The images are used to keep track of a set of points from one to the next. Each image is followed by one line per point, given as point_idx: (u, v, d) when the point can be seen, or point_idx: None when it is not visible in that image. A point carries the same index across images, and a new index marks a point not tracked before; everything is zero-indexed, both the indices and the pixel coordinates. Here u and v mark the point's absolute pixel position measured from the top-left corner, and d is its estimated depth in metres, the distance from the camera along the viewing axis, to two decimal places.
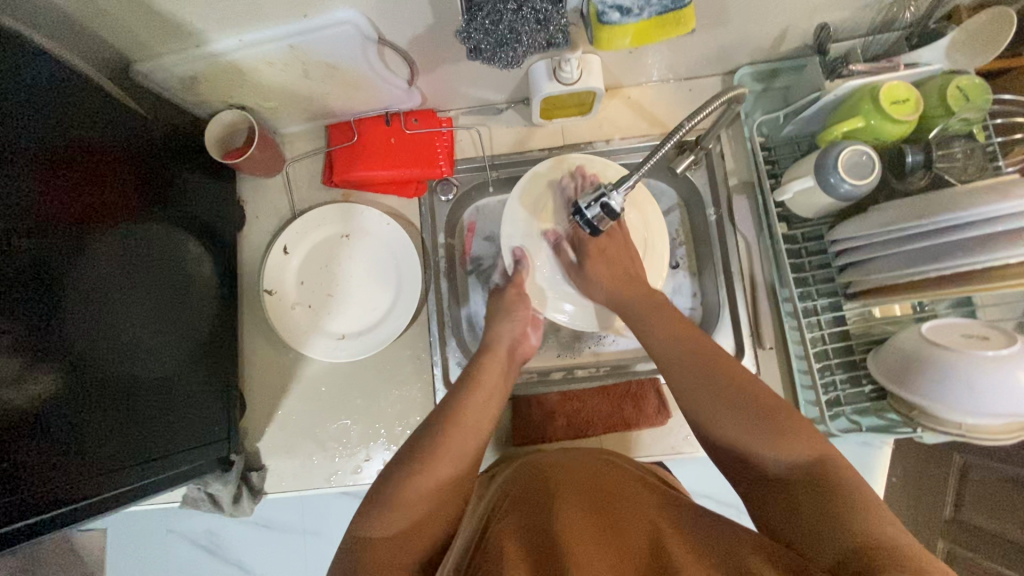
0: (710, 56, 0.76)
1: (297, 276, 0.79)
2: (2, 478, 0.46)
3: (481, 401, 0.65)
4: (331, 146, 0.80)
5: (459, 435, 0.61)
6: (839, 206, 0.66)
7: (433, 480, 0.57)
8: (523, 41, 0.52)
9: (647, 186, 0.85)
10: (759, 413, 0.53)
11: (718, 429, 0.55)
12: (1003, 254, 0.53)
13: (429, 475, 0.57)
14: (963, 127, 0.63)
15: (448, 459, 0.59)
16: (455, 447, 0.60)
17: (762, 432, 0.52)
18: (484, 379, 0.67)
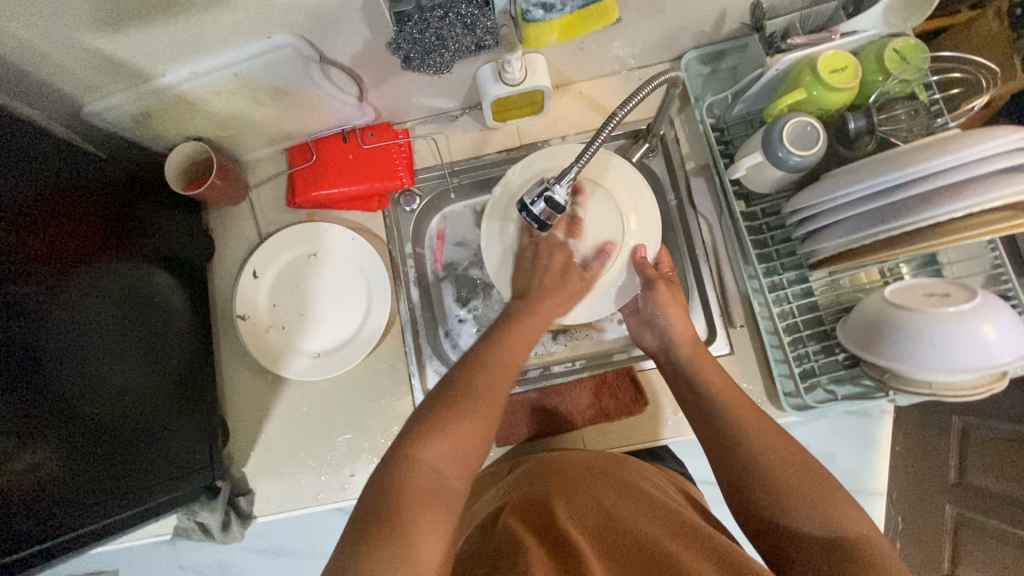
0: (654, 45, 0.77)
1: (269, 299, 0.80)
2: None
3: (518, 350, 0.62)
4: (293, 168, 0.82)
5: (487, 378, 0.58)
6: (791, 178, 0.66)
7: (475, 418, 0.54)
8: (449, 45, 0.54)
9: None
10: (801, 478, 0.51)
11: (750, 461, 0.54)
12: (950, 208, 0.54)
13: (467, 423, 0.53)
14: (903, 89, 0.64)
15: (492, 402, 0.56)
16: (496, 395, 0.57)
17: (793, 475, 0.52)
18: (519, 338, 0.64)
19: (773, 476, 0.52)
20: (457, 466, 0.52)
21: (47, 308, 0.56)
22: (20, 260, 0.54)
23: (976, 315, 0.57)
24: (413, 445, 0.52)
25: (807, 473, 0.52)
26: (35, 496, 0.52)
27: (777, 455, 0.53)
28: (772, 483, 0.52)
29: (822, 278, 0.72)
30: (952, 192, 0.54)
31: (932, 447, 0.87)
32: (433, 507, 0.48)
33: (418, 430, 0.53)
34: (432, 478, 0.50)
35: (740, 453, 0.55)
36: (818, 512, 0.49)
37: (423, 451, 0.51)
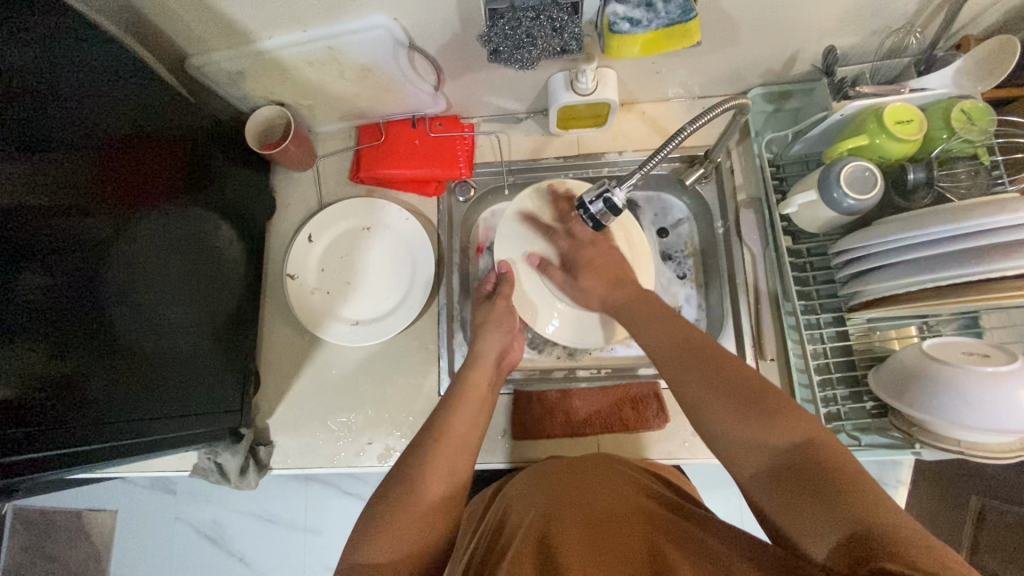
0: (722, 77, 0.79)
1: (318, 263, 0.84)
2: (20, 413, 0.49)
3: (466, 415, 0.69)
4: (361, 145, 0.86)
5: (450, 449, 0.65)
6: (842, 219, 0.67)
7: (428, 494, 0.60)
8: (534, 45, 0.58)
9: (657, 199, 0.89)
10: (744, 398, 0.51)
11: (710, 424, 0.52)
12: (996, 266, 0.55)
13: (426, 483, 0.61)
14: (968, 148, 0.65)
15: (437, 478, 0.62)
16: (454, 466, 0.64)
17: (749, 417, 0.50)
18: (466, 393, 0.71)
19: (724, 418, 0.51)
20: (419, 529, 0.58)
21: (116, 238, 0.60)
22: (96, 190, 0.58)
23: (1012, 379, 0.57)
24: (372, 524, 0.57)
25: (752, 393, 0.51)
26: (77, 409, 0.55)
27: (729, 403, 0.52)
28: (720, 430, 0.51)
29: (860, 323, 0.73)
30: (1000, 250, 0.56)
31: (953, 530, 0.92)
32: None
33: (367, 528, 0.57)
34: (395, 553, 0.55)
35: (695, 405, 0.54)
36: (762, 436, 0.48)
37: (388, 536, 0.56)
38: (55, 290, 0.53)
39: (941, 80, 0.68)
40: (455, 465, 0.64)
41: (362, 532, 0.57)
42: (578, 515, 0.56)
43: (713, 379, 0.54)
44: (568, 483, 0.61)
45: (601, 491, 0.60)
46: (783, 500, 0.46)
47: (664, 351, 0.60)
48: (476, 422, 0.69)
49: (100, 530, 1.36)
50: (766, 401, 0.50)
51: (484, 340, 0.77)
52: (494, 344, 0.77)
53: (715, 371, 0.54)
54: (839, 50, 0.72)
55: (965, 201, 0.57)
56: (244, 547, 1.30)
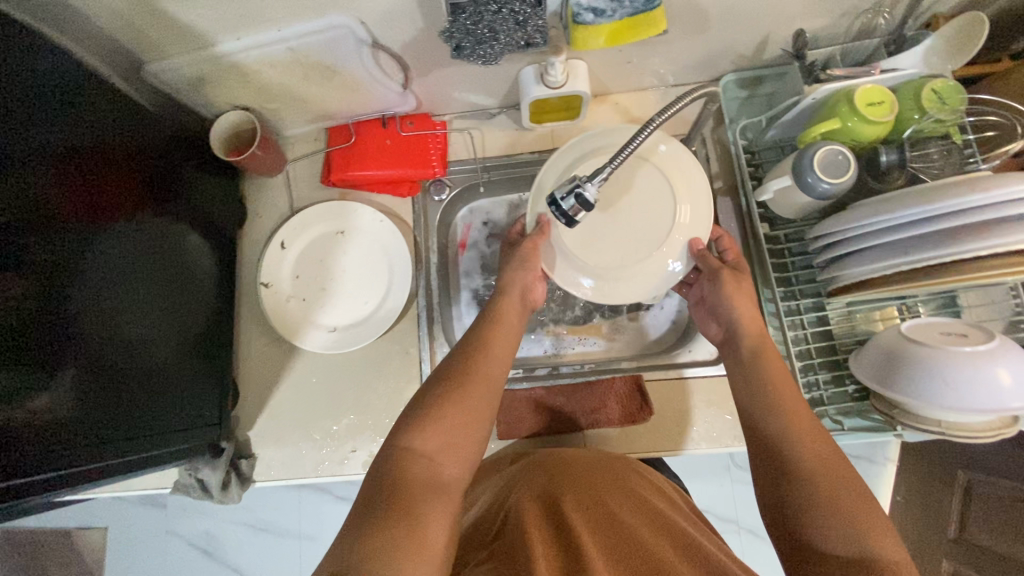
0: (695, 64, 0.78)
1: (292, 270, 0.82)
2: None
3: (505, 334, 0.63)
4: (331, 147, 0.84)
5: (492, 361, 0.60)
6: (817, 204, 0.67)
7: (466, 401, 0.55)
8: (499, 40, 0.57)
9: None
10: (832, 467, 0.50)
11: (788, 474, 0.51)
12: (971, 246, 0.55)
13: (466, 402, 0.55)
14: (938, 128, 0.65)
15: (476, 408, 0.55)
16: (493, 371, 0.59)
17: (841, 499, 0.48)
18: (504, 311, 0.66)
19: (815, 490, 0.49)
20: (457, 448, 0.53)
21: (81, 256, 0.58)
22: (57, 209, 0.56)
23: (989, 358, 0.58)
24: (402, 431, 0.53)
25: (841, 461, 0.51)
26: (52, 434, 0.54)
27: (826, 481, 0.49)
28: (801, 493, 0.49)
29: (840, 307, 0.73)
30: (974, 230, 0.56)
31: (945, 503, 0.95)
32: (434, 491, 0.50)
33: (414, 415, 0.54)
34: (429, 469, 0.51)
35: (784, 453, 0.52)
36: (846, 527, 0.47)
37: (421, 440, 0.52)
38: (22, 315, 0.51)
39: (911, 59, 0.68)
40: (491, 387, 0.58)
41: (403, 427, 0.53)
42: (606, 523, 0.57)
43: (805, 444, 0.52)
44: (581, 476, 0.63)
45: (631, 503, 0.60)
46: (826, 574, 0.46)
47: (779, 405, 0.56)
48: (513, 335, 0.64)
49: (89, 549, 1.34)
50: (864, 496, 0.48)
51: (509, 275, 0.68)
52: (518, 281, 0.68)
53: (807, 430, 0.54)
54: (809, 33, 0.72)
55: (939, 182, 0.57)
56: (239, 558, 1.29)
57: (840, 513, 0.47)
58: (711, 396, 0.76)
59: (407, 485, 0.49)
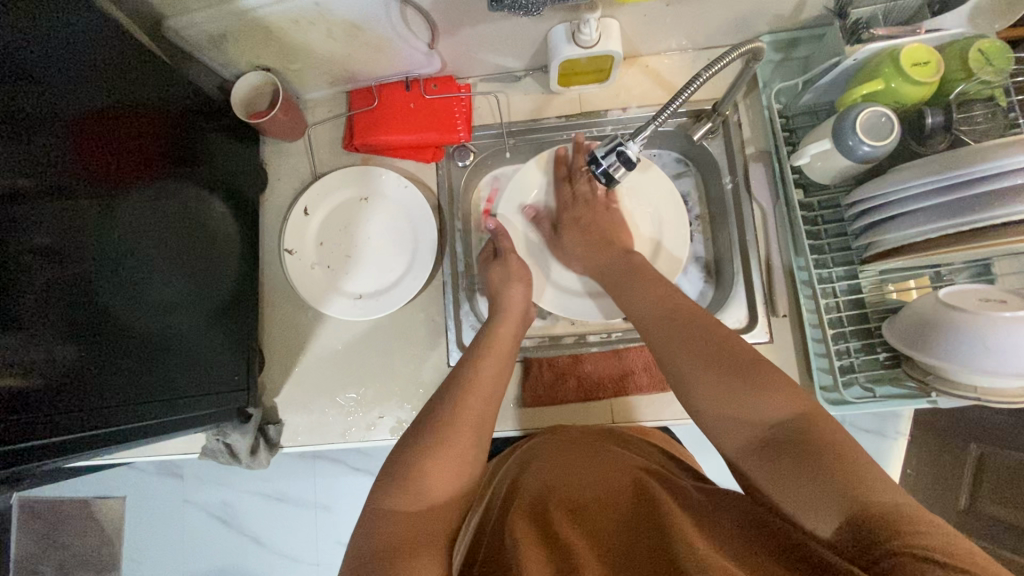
0: (730, 24, 0.76)
1: (317, 236, 0.81)
2: (18, 398, 0.47)
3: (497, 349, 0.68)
4: (353, 111, 0.82)
5: (488, 363, 0.66)
6: (857, 169, 0.66)
7: (452, 447, 0.56)
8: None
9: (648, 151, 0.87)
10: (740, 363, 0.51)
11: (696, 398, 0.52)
12: (1015, 209, 0.54)
13: (466, 423, 0.58)
14: (983, 90, 0.63)
15: (472, 424, 0.58)
16: (485, 376, 0.64)
17: (745, 387, 0.49)
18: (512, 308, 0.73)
19: (714, 381, 0.51)
20: (447, 497, 0.53)
21: (95, 225, 0.56)
22: (68, 176, 0.53)
23: None
24: (380, 494, 0.52)
25: (764, 386, 0.48)
26: (79, 399, 0.53)
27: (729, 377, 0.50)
28: (718, 396, 0.50)
29: (873, 276, 0.71)
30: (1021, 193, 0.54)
31: (959, 474, 0.96)
32: (423, 549, 0.48)
33: (392, 476, 0.54)
34: (413, 525, 0.50)
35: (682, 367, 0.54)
36: (765, 403, 0.48)
37: (393, 501, 0.51)
38: (45, 281, 0.50)
39: (955, 19, 0.65)
40: (477, 437, 0.58)
41: (376, 491, 0.53)
42: (574, 503, 0.54)
43: (729, 381, 0.50)
44: (547, 464, 0.61)
45: (608, 474, 0.58)
46: (775, 468, 0.45)
47: (683, 357, 0.54)
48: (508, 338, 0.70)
49: (108, 518, 1.36)
50: (763, 377, 0.49)
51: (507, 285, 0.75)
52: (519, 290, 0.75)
53: (720, 379, 0.51)
54: None
55: (982, 144, 0.56)
56: (255, 527, 1.31)
57: (757, 401, 0.48)
58: None
59: (402, 542, 0.48)
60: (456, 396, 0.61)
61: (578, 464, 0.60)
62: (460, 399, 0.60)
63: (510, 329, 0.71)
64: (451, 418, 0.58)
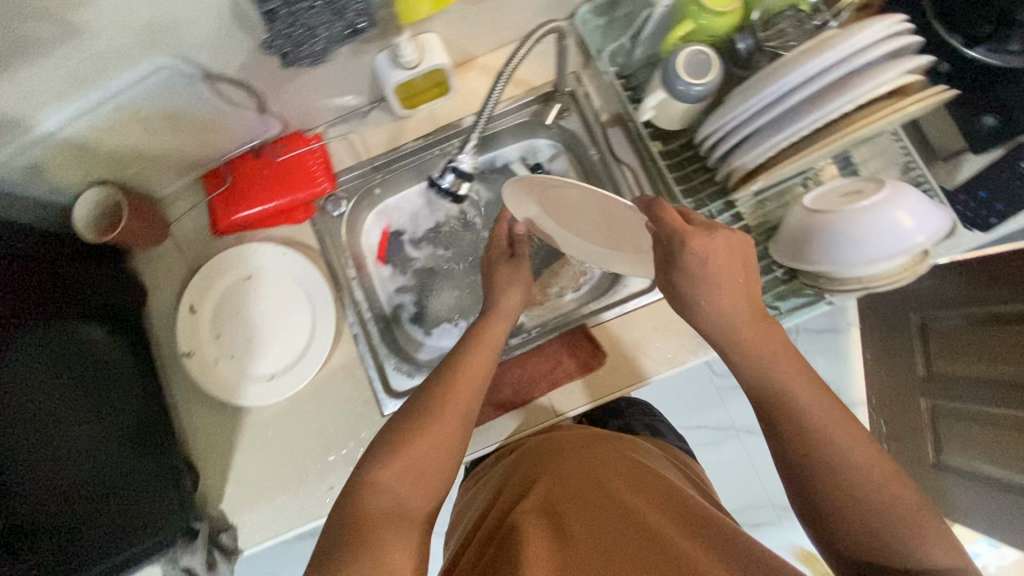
0: (546, 4, 0.77)
1: (212, 329, 0.78)
2: None
3: (483, 347, 0.67)
4: (209, 195, 0.79)
5: (482, 352, 0.66)
6: (694, 108, 0.67)
7: (433, 436, 0.58)
8: (320, 32, 0.56)
9: (515, 146, 0.88)
10: (891, 487, 0.49)
11: (821, 466, 0.51)
12: (835, 105, 0.58)
13: (450, 410, 0.60)
14: (783, 3, 0.64)
15: (453, 416, 0.60)
16: (480, 366, 0.65)
17: (894, 514, 0.48)
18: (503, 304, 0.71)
19: (861, 486, 0.49)
20: (424, 483, 0.56)
21: None
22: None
23: (888, 205, 0.60)
24: (368, 466, 0.56)
25: (915, 519, 0.48)
26: None
27: (875, 479, 0.50)
28: (863, 499, 0.49)
29: (749, 201, 0.72)
30: (829, 93, 0.59)
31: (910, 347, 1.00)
32: (393, 520, 0.53)
33: (374, 457, 0.57)
34: (390, 502, 0.54)
35: (805, 430, 0.52)
36: (917, 546, 0.47)
37: (381, 475, 0.55)
38: None
39: None
40: (461, 428, 0.60)
41: (361, 466, 0.57)
42: (580, 506, 0.58)
43: (857, 478, 0.50)
44: (564, 463, 0.65)
45: (631, 485, 0.61)
46: None
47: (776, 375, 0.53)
48: (494, 332, 0.69)
49: None
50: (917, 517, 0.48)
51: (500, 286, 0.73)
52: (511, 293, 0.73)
53: (879, 492, 0.49)
54: None
55: (783, 61, 0.60)
56: None
57: (899, 526, 0.48)
58: (664, 320, 0.76)
59: (366, 521, 0.52)
60: (438, 383, 0.63)
61: (585, 460, 0.65)
62: (440, 389, 0.62)
63: (498, 327, 0.70)
64: (438, 406, 0.60)
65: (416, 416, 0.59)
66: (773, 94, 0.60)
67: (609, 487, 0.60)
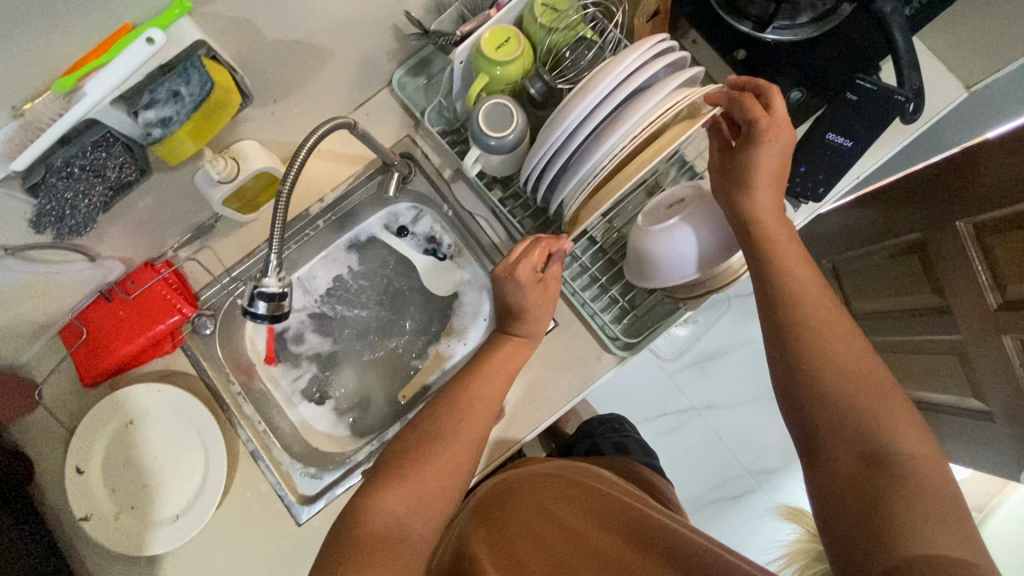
0: (356, 81, 0.77)
1: (104, 486, 0.75)
2: None
3: (495, 374, 0.62)
4: (70, 351, 0.77)
5: (500, 366, 0.63)
6: (510, 156, 0.68)
7: (448, 460, 0.56)
8: (86, 202, 0.56)
9: (373, 218, 0.87)
10: (876, 388, 0.49)
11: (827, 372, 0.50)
12: (616, 137, 0.58)
13: (463, 433, 0.58)
14: (566, 36, 0.66)
15: (467, 440, 0.58)
16: (493, 393, 0.61)
17: (885, 411, 0.48)
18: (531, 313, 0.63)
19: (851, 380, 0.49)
20: (431, 507, 0.54)
21: None
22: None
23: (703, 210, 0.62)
24: (375, 486, 0.54)
25: (893, 412, 0.48)
26: None
27: (875, 385, 0.49)
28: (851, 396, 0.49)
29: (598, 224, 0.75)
30: (609, 125, 0.60)
31: None
32: (393, 542, 0.51)
33: (378, 479, 0.55)
34: (388, 522, 0.52)
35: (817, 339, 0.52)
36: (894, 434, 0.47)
37: (386, 498, 0.53)
38: None
39: None
40: (474, 450, 0.58)
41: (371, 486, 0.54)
42: (580, 536, 0.59)
43: (861, 379, 0.49)
44: (564, 493, 0.66)
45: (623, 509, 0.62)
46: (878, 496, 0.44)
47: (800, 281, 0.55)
48: (517, 352, 0.64)
49: None
50: (901, 415, 0.48)
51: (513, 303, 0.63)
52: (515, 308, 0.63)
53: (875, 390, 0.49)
54: (424, 8, 0.71)
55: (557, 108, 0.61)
56: None
57: (883, 422, 0.47)
58: (550, 357, 0.77)
59: (363, 540, 0.50)
60: (457, 410, 0.59)
61: (577, 490, 0.66)
62: (460, 414, 0.59)
63: (520, 351, 0.64)
64: (449, 429, 0.57)
65: (421, 441, 0.57)
66: (559, 139, 0.61)
67: (606, 513, 0.62)
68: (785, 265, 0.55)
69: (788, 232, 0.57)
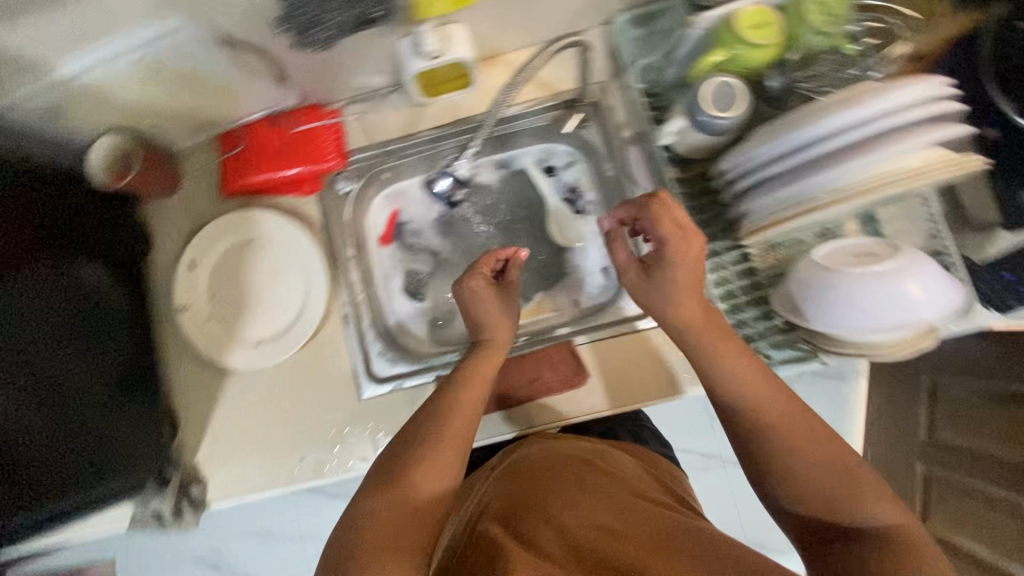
0: (580, 9, 0.74)
1: (208, 288, 0.80)
2: None
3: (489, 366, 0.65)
4: (223, 156, 0.80)
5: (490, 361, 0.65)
6: (714, 139, 0.65)
7: (457, 444, 0.58)
8: (331, 19, 0.62)
9: (532, 148, 0.85)
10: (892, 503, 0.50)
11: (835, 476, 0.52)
12: (857, 165, 0.54)
13: (462, 411, 0.60)
14: (825, 44, 0.62)
15: (463, 425, 0.59)
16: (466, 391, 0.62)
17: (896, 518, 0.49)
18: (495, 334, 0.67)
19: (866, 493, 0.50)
20: (437, 484, 0.55)
21: None
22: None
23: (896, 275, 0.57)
24: (374, 474, 0.56)
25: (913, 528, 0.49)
26: None
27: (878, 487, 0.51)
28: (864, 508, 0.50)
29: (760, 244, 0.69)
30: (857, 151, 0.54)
31: None
32: (395, 535, 0.51)
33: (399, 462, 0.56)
34: (392, 509, 0.52)
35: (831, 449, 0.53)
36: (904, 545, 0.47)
37: (400, 488, 0.54)
38: None
39: None
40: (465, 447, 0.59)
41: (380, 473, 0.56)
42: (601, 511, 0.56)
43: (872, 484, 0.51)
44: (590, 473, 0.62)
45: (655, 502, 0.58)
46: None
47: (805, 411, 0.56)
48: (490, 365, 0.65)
49: None
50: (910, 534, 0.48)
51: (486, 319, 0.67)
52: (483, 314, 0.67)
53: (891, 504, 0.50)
54: None
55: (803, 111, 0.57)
56: None
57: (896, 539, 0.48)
58: (654, 349, 0.74)
59: (369, 535, 0.50)
60: (463, 382, 0.62)
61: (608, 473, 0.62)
62: (458, 391, 0.61)
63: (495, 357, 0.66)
64: (444, 408, 0.60)
65: (430, 420, 0.59)
66: (793, 145, 0.57)
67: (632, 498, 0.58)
68: (758, 374, 0.56)
69: (724, 323, 0.59)
